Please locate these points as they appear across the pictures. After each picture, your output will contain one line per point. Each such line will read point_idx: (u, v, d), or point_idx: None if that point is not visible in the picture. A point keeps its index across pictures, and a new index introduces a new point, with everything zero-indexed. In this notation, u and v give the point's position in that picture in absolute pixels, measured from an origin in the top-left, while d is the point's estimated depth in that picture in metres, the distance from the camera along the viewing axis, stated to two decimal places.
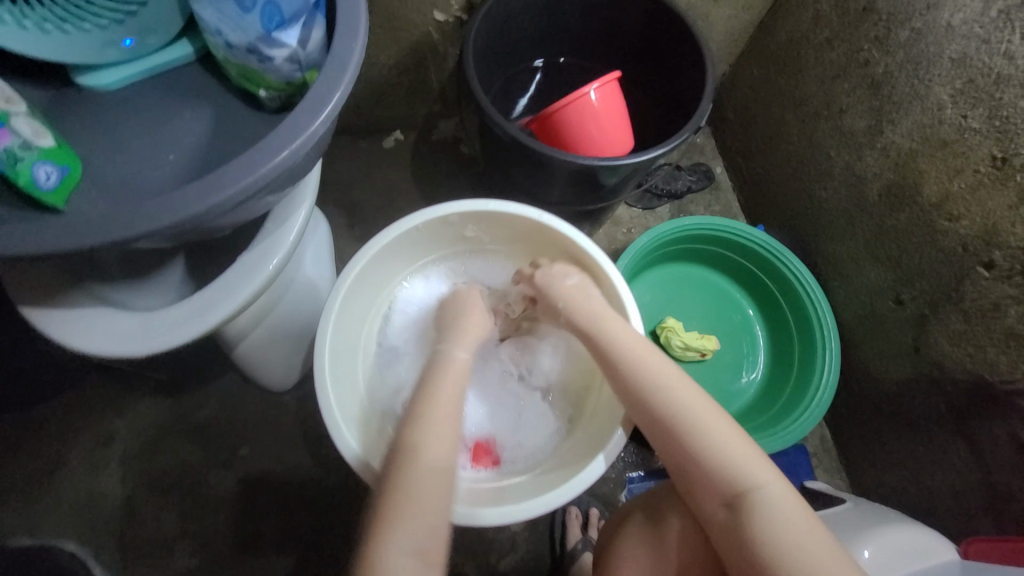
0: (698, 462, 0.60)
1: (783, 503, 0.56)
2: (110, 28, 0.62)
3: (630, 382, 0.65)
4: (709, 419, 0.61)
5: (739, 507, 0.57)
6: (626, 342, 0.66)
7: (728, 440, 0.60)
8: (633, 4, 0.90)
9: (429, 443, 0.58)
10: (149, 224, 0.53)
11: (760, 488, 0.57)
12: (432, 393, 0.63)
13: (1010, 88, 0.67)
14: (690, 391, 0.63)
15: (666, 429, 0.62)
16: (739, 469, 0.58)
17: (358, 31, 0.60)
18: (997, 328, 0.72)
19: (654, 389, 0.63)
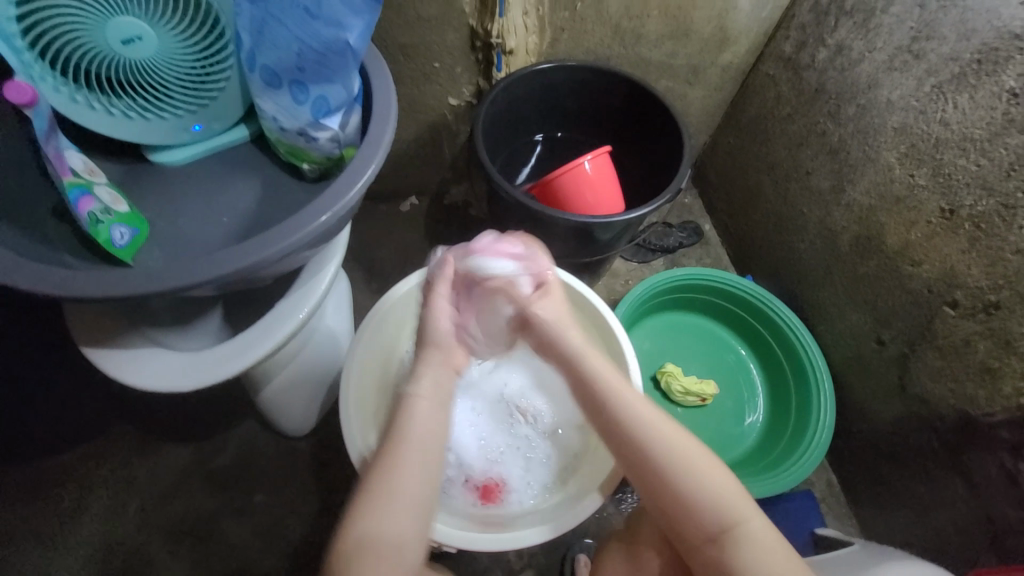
0: (687, 503, 0.63)
1: (763, 536, 0.61)
2: (184, 116, 0.75)
3: (620, 425, 0.66)
4: (696, 460, 0.64)
5: (727, 544, 0.61)
6: (614, 385, 0.68)
7: (714, 479, 0.63)
8: (619, 89, 1.05)
9: (398, 484, 0.60)
10: (207, 272, 0.62)
11: (745, 524, 0.62)
12: (401, 437, 0.62)
13: (948, 150, 0.77)
14: (675, 432, 0.66)
15: (657, 472, 0.64)
16: (725, 507, 0.62)
17: (389, 116, 0.72)
18: (971, 363, 0.77)
19: (644, 432, 0.65)
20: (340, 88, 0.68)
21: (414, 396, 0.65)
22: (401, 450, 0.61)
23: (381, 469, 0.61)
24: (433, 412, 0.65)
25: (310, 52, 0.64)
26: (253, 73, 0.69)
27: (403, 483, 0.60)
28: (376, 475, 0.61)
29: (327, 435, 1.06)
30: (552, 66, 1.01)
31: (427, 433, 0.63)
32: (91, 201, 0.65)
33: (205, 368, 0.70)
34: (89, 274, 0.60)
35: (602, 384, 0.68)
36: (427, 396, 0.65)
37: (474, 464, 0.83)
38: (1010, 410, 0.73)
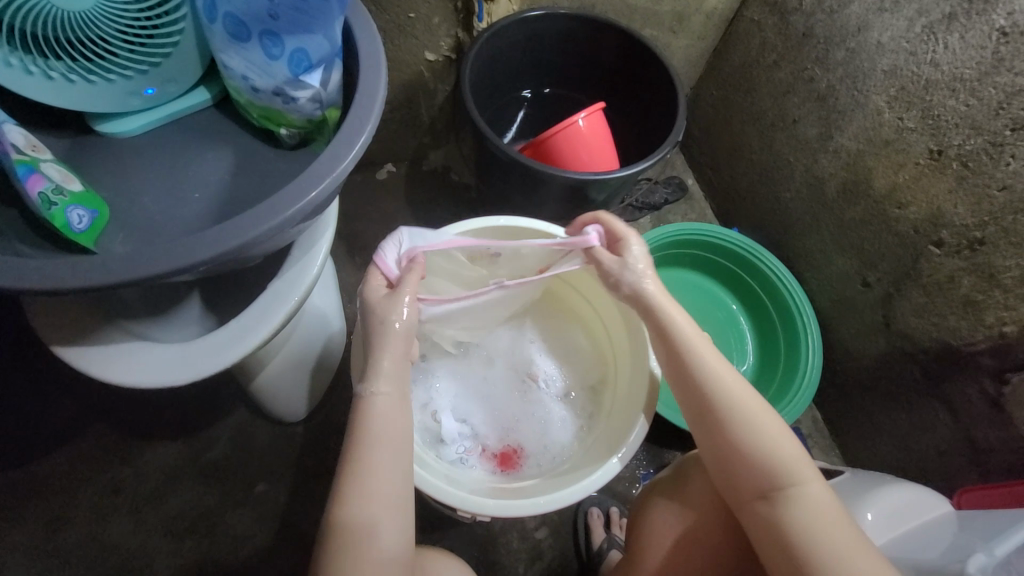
0: (747, 460, 0.62)
1: (823, 505, 0.59)
2: (134, 78, 0.65)
3: (689, 370, 0.65)
4: (763, 419, 0.63)
5: (780, 505, 0.60)
6: (689, 334, 0.66)
7: (778, 440, 0.62)
8: (606, 38, 1.00)
9: (373, 488, 0.58)
10: (189, 256, 0.54)
11: (804, 488, 0.60)
12: (369, 438, 0.59)
13: (937, 91, 0.79)
14: (746, 391, 0.64)
15: (719, 422, 0.63)
16: (786, 469, 0.61)
17: (379, 70, 0.65)
18: (955, 297, 0.82)
19: (712, 381, 0.64)
20: (321, 40, 0.60)
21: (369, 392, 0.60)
22: (371, 450, 0.58)
23: (354, 476, 0.58)
24: (396, 406, 0.61)
25: None
26: (215, 23, 0.61)
27: (379, 483, 0.58)
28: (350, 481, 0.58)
29: (326, 419, 1.03)
30: (539, 14, 0.95)
31: (393, 428, 0.60)
32: (41, 181, 0.57)
33: (196, 359, 0.64)
34: (51, 264, 0.52)
35: (677, 330, 0.66)
36: (385, 394, 0.60)
37: (490, 434, 0.83)
38: (991, 338, 0.79)
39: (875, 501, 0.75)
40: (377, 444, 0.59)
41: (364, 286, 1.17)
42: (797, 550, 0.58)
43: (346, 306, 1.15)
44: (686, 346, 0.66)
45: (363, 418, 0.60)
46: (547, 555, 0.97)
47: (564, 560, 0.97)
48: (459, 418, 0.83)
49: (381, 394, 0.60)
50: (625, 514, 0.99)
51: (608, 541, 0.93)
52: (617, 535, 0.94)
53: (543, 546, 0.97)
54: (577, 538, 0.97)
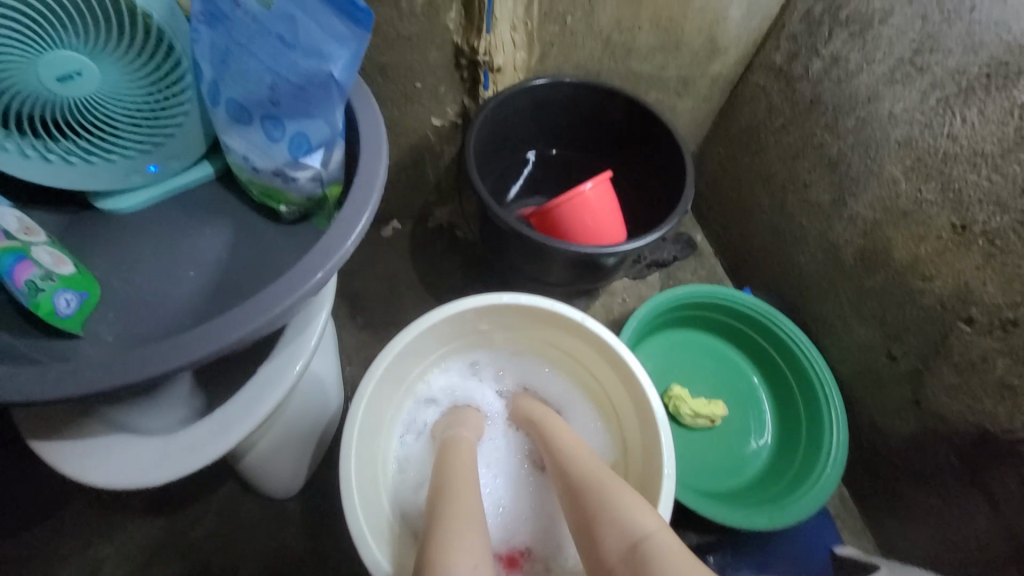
0: (598, 524, 0.61)
1: (686, 561, 0.55)
2: (135, 157, 0.65)
3: (552, 457, 0.72)
4: (607, 483, 0.64)
5: (639, 561, 0.56)
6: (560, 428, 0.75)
7: (630, 499, 0.62)
8: (612, 104, 1.00)
9: (470, 497, 0.64)
10: (169, 355, 0.51)
11: (651, 538, 0.57)
12: (455, 458, 0.70)
13: (957, 164, 0.76)
14: (597, 463, 0.68)
15: (575, 492, 0.66)
16: (632, 523, 0.59)
17: (380, 151, 0.64)
18: (990, 380, 0.77)
19: (573, 459, 0.69)
20: (322, 125, 0.59)
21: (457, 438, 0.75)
22: (461, 470, 0.68)
23: (448, 491, 0.64)
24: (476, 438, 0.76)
25: (285, 85, 0.55)
26: (218, 107, 0.60)
27: (472, 497, 0.64)
28: (443, 494, 0.64)
29: (319, 491, 0.98)
30: (545, 83, 0.96)
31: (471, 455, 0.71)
32: (29, 267, 0.55)
33: (177, 452, 0.61)
34: (22, 369, 0.49)
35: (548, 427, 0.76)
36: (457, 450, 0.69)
37: (494, 532, 0.80)
38: None
39: None
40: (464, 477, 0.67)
41: (365, 346, 1.14)
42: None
43: (346, 367, 1.11)
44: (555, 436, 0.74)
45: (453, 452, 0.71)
46: None
47: None
48: None
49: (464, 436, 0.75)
50: None
51: None
52: None
53: None
54: None
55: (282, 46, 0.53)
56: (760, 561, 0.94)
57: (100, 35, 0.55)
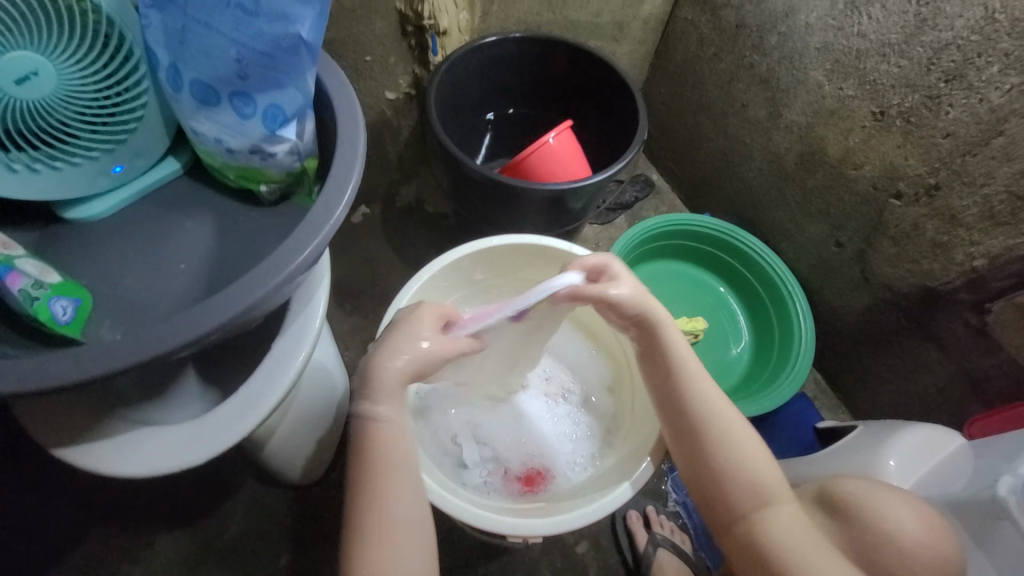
0: (723, 480, 0.63)
1: (802, 532, 0.61)
2: (99, 158, 0.62)
3: (683, 399, 0.65)
4: (740, 444, 0.63)
5: (760, 531, 0.61)
6: (690, 365, 0.67)
7: (765, 465, 0.63)
8: (557, 54, 1.04)
9: (391, 509, 0.57)
10: (191, 328, 0.52)
11: (777, 510, 0.61)
12: (371, 461, 0.58)
13: (868, 59, 0.86)
14: (742, 425, 0.65)
15: (705, 445, 0.64)
16: (766, 487, 0.62)
17: (356, 113, 0.65)
18: (923, 242, 0.88)
19: (710, 414, 0.64)
20: (293, 93, 0.60)
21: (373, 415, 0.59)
22: (375, 478, 0.57)
23: (364, 496, 0.57)
24: (393, 429, 0.59)
25: (252, 55, 0.55)
26: (182, 91, 0.60)
27: (399, 508, 0.57)
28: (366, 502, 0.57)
29: (341, 474, 1.00)
30: (494, 41, 0.99)
31: (396, 455, 0.59)
32: (18, 277, 0.53)
33: (206, 434, 0.62)
34: (43, 360, 0.49)
35: (676, 365, 0.66)
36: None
37: (510, 455, 0.82)
38: (965, 274, 0.85)
39: (894, 446, 0.80)
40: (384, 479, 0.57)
41: (358, 331, 1.15)
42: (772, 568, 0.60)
43: (344, 354, 1.12)
44: (687, 381, 0.66)
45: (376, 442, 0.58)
46: (592, 566, 0.96)
47: (610, 568, 0.96)
48: (480, 442, 0.83)
49: (384, 420, 0.59)
50: (661, 510, 1.00)
51: (651, 542, 0.93)
52: (659, 533, 0.94)
53: (586, 558, 0.97)
54: (621, 543, 0.97)
55: (243, 15, 0.53)
56: None
57: (46, 29, 0.53)
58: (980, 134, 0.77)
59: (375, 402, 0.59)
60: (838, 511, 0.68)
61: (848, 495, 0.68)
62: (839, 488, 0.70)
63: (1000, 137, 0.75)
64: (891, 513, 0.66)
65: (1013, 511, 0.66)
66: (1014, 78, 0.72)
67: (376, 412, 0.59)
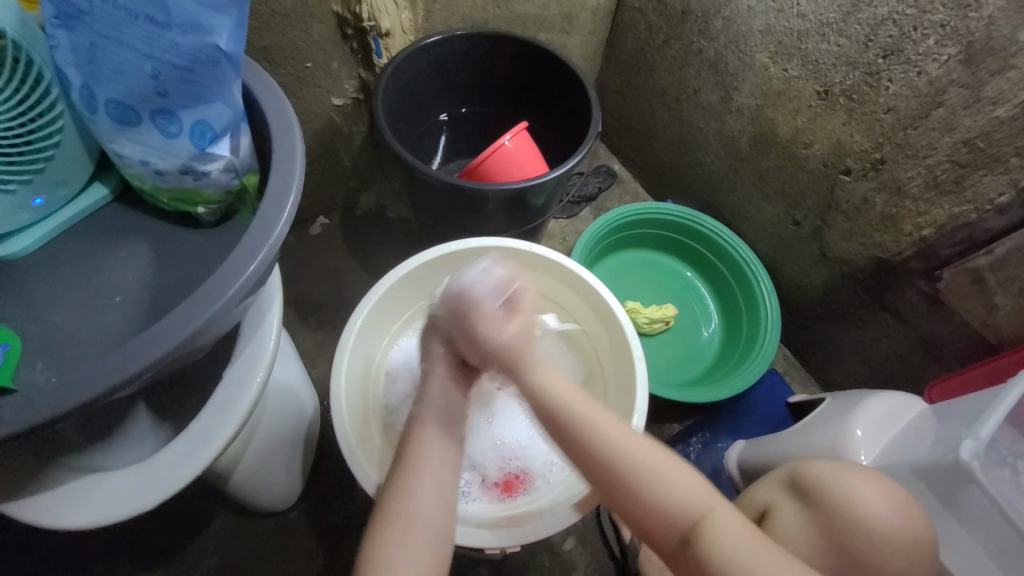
0: (648, 503, 0.58)
1: (738, 537, 0.57)
2: (18, 191, 0.56)
3: (557, 432, 0.60)
4: (649, 473, 0.58)
5: (698, 548, 0.57)
6: (564, 397, 0.61)
7: (677, 481, 0.59)
8: (506, 50, 1.03)
9: (412, 510, 0.58)
10: (127, 367, 0.49)
11: (707, 522, 0.57)
12: (416, 463, 0.60)
13: (809, 39, 0.87)
14: (631, 445, 0.59)
15: (615, 479, 0.59)
16: (691, 502, 0.58)
17: (291, 123, 0.62)
18: (874, 215, 0.90)
19: (599, 449, 0.59)
20: (220, 107, 0.57)
21: (420, 420, 0.63)
22: (413, 479, 0.59)
23: (395, 495, 0.59)
24: (445, 437, 0.63)
25: (170, 70, 0.52)
26: (97, 113, 0.56)
27: (420, 510, 0.58)
28: (393, 501, 0.58)
29: (317, 496, 0.97)
30: (440, 39, 0.96)
31: (442, 460, 0.61)
32: None
33: (160, 475, 0.58)
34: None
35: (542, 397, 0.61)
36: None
37: (486, 463, 0.81)
38: (915, 243, 0.87)
39: (862, 416, 0.82)
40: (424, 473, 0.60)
41: (325, 346, 1.11)
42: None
43: (312, 372, 1.09)
44: (570, 417, 0.60)
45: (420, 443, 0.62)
46: (581, 563, 0.96)
47: (599, 562, 0.96)
48: None
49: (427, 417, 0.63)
50: None
51: (637, 531, 0.94)
52: None
53: (574, 555, 0.96)
54: (606, 536, 0.97)
55: (154, 27, 0.50)
56: (733, 428, 1.07)
57: None
58: (919, 106, 0.79)
59: None
60: (813, 497, 0.70)
61: (822, 480, 0.70)
62: (813, 471, 0.72)
63: (938, 109, 0.77)
64: (864, 492, 0.68)
65: (977, 475, 0.66)
66: (949, 49, 0.73)
67: (426, 418, 0.63)
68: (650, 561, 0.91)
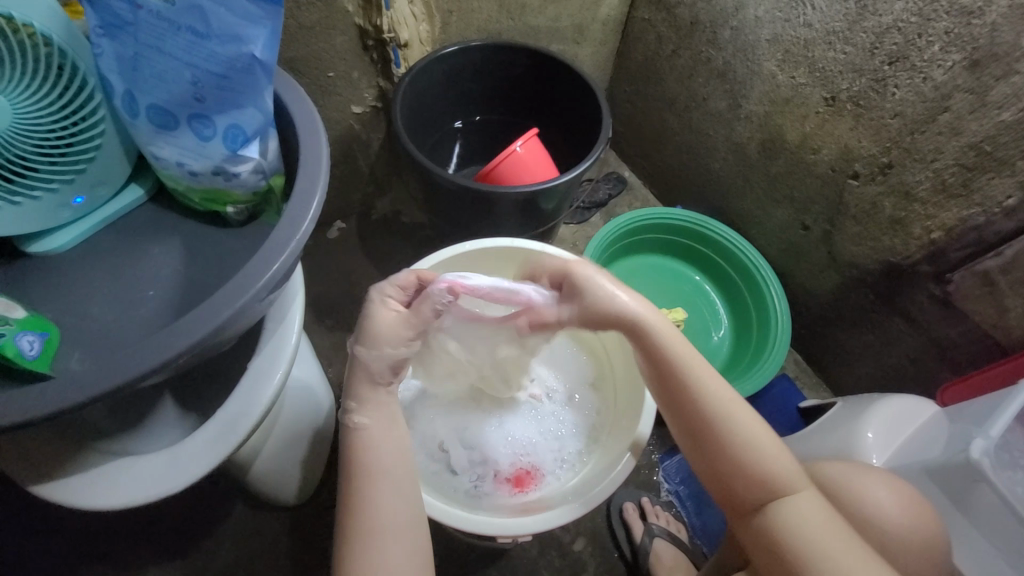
0: (735, 471, 0.61)
1: (819, 516, 0.59)
2: (60, 190, 0.60)
3: (677, 388, 0.64)
4: (761, 442, 0.61)
5: (775, 519, 0.60)
6: (690, 357, 0.64)
7: (779, 456, 0.61)
8: (520, 59, 1.06)
9: (374, 518, 0.57)
10: (162, 352, 0.51)
11: (792, 498, 0.60)
12: (361, 473, 0.59)
13: (816, 47, 0.89)
14: (742, 408, 0.63)
15: (711, 444, 0.62)
16: (778, 476, 0.60)
17: (317, 129, 0.66)
18: (883, 219, 0.91)
19: (719, 412, 0.62)
20: (252, 112, 0.60)
21: None
22: (368, 488, 0.58)
23: (353, 507, 0.58)
24: (382, 441, 0.61)
25: (207, 77, 0.55)
26: (138, 118, 0.59)
27: (382, 513, 0.57)
28: (354, 513, 0.57)
29: (331, 492, 0.99)
30: (456, 49, 1.00)
31: (387, 462, 0.60)
32: None
33: (187, 461, 0.61)
34: (15, 396, 0.49)
35: (673, 355, 0.64)
36: None
37: (498, 458, 0.83)
38: (924, 247, 0.88)
39: (872, 419, 0.82)
40: (376, 479, 0.59)
41: (341, 346, 1.14)
42: (788, 554, 0.58)
43: (328, 370, 1.12)
44: (688, 378, 0.63)
45: (361, 448, 0.60)
46: (592, 563, 0.96)
47: (610, 563, 0.97)
48: (469, 446, 0.83)
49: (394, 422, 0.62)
50: (656, 501, 1.01)
51: (647, 533, 0.94)
52: (655, 524, 0.95)
53: (584, 556, 0.97)
54: (617, 537, 0.98)
55: (195, 37, 0.53)
56: None
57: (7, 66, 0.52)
58: (926, 111, 0.80)
59: (379, 406, 0.62)
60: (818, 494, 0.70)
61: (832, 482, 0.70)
62: (821, 471, 0.73)
63: (945, 113, 0.78)
64: (879, 494, 0.68)
65: (988, 473, 0.66)
66: (954, 55, 0.75)
67: (359, 425, 0.61)
68: (659, 561, 0.91)
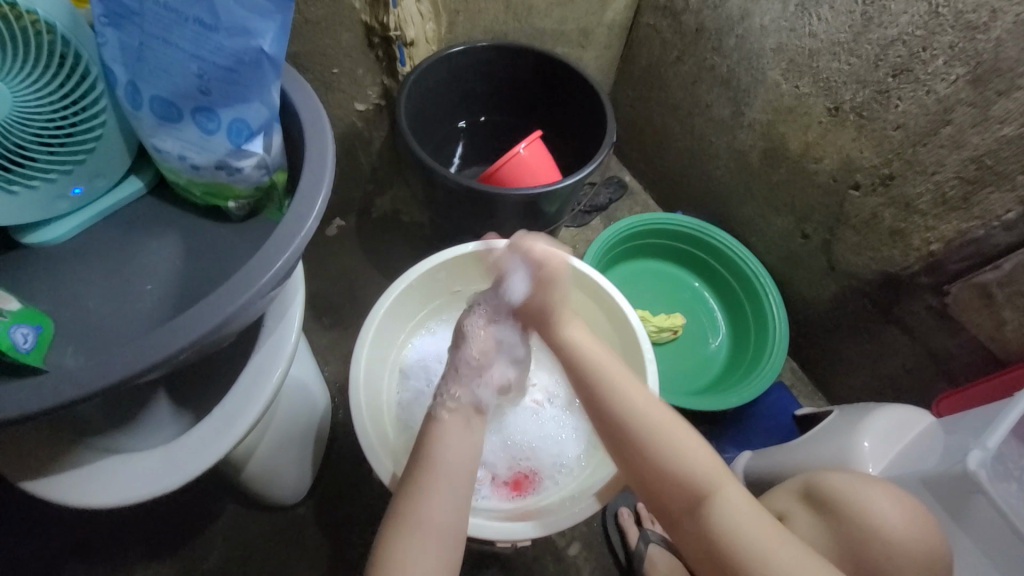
0: (657, 470, 0.63)
1: (751, 514, 0.60)
2: (57, 180, 0.59)
3: (593, 390, 0.67)
4: (675, 451, 0.63)
5: (704, 516, 0.60)
6: (594, 360, 0.69)
7: (696, 455, 0.63)
8: (526, 62, 1.06)
9: (426, 511, 0.60)
10: (161, 348, 0.51)
11: (717, 495, 0.60)
12: (428, 467, 0.63)
13: (821, 57, 0.90)
14: (652, 406, 0.66)
15: (630, 444, 0.64)
16: (698, 474, 0.61)
17: (322, 125, 0.65)
18: (883, 230, 0.92)
19: (636, 410, 0.65)
20: (258, 106, 0.59)
21: None
22: (428, 480, 0.62)
23: (408, 499, 0.61)
24: (456, 441, 0.66)
25: (213, 70, 0.55)
26: (141, 109, 0.58)
27: (432, 513, 0.60)
28: (407, 506, 0.60)
29: (325, 492, 0.98)
30: (462, 50, 1.00)
31: (452, 461, 0.64)
32: None
33: (182, 459, 0.60)
34: (9, 390, 0.48)
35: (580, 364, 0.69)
36: None
37: (497, 462, 0.82)
38: (923, 258, 0.88)
39: (869, 427, 0.83)
40: (436, 482, 0.62)
41: (338, 344, 1.13)
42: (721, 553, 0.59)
43: (324, 369, 1.10)
44: (601, 380, 0.67)
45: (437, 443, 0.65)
46: (586, 568, 0.96)
47: (604, 568, 0.96)
48: None
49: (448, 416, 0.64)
50: None
51: (643, 538, 0.94)
52: (650, 530, 0.94)
53: (579, 560, 0.96)
54: (612, 542, 0.98)
55: (202, 29, 0.52)
56: (739, 438, 1.08)
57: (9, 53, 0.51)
58: (928, 124, 0.81)
59: None
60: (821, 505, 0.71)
61: (833, 489, 0.71)
62: (826, 481, 0.73)
63: (947, 126, 0.79)
64: (879, 504, 0.68)
65: (983, 484, 0.67)
66: (957, 69, 0.76)
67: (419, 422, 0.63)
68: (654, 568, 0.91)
